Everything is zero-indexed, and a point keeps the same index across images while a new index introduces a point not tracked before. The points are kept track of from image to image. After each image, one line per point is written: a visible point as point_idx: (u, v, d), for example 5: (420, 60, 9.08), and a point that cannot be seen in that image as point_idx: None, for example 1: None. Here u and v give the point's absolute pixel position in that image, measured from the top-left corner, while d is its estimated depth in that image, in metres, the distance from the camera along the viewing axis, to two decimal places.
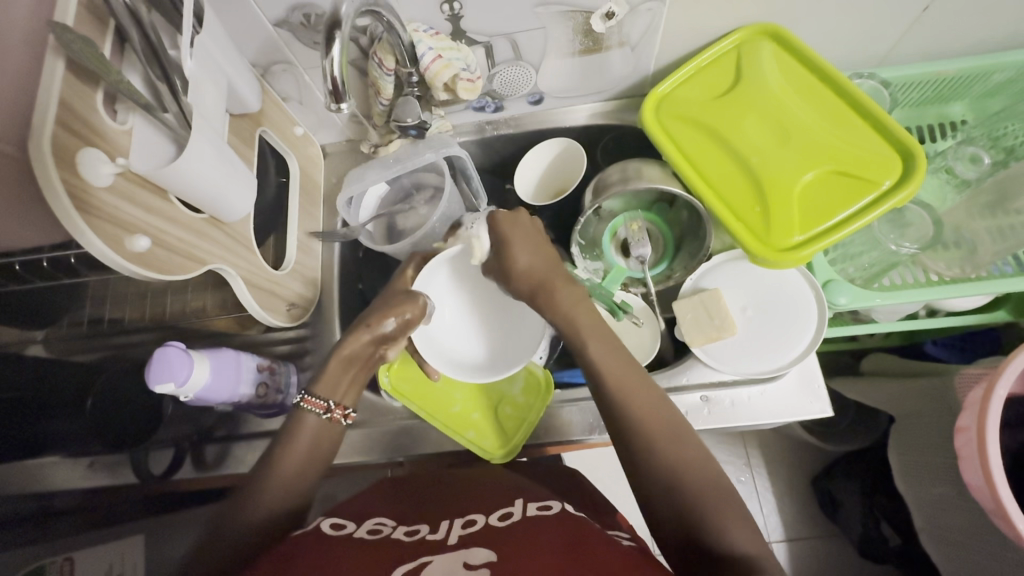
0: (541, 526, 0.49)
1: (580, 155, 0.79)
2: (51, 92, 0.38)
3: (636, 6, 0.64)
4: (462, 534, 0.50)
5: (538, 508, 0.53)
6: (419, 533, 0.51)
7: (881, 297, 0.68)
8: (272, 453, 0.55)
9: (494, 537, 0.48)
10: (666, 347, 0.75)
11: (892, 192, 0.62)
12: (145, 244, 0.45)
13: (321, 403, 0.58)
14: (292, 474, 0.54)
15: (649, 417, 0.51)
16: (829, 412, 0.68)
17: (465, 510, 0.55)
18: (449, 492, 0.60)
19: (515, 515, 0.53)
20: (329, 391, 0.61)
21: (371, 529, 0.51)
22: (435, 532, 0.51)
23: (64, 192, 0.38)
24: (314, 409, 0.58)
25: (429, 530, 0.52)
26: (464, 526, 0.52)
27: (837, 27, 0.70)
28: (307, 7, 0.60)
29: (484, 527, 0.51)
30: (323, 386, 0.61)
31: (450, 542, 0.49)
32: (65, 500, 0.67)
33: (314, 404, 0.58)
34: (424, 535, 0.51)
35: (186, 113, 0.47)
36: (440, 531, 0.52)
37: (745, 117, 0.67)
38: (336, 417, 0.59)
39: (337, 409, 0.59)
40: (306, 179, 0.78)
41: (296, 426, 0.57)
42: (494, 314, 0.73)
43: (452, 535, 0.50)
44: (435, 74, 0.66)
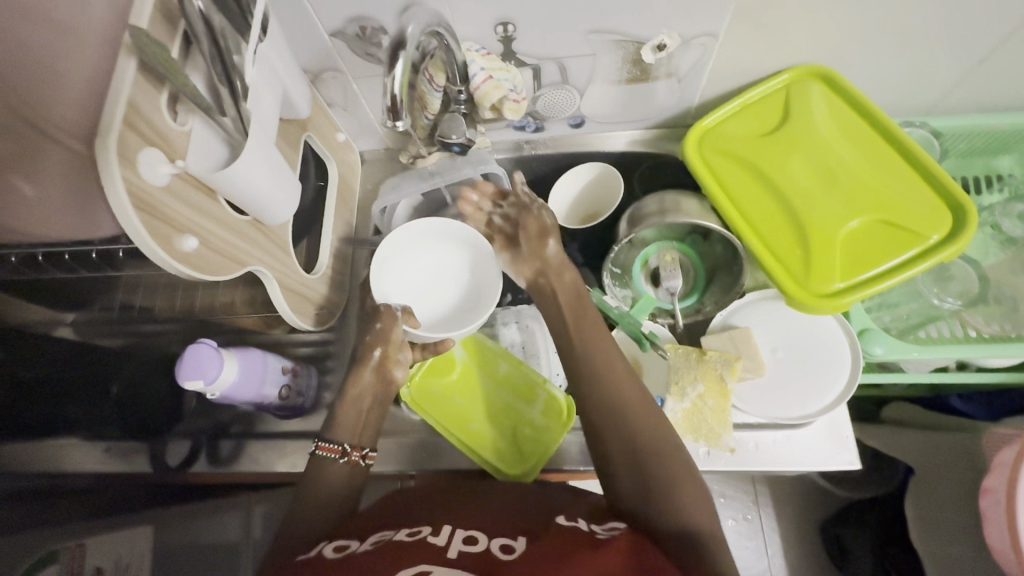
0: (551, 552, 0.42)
1: (616, 181, 0.79)
2: (122, 92, 0.39)
3: (688, 39, 0.64)
4: (463, 549, 0.44)
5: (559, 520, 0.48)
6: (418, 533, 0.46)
7: (917, 350, 0.66)
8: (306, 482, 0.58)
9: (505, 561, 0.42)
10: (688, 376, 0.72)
11: (940, 247, 0.60)
12: (191, 244, 0.45)
13: (336, 448, 0.60)
14: (326, 490, 0.57)
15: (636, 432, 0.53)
16: (857, 465, 0.65)
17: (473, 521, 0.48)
18: (454, 499, 0.54)
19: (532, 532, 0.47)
20: (348, 432, 0.62)
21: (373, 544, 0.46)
22: (436, 534, 0.46)
23: (124, 191, 0.38)
24: (331, 453, 0.59)
25: (430, 531, 0.46)
26: (467, 539, 0.45)
27: (889, 72, 0.69)
28: (366, 20, 0.61)
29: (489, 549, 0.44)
30: (340, 430, 0.62)
31: (451, 555, 0.43)
32: (77, 480, 0.63)
33: (329, 450, 0.60)
34: (425, 537, 0.45)
35: (244, 119, 0.48)
36: (444, 534, 0.46)
37: (789, 158, 0.67)
38: (354, 459, 0.60)
39: (353, 451, 0.61)
40: (343, 185, 0.79)
41: (320, 469, 0.59)
42: (449, 286, 0.76)
43: (454, 547, 0.44)
44: (485, 94, 0.65)
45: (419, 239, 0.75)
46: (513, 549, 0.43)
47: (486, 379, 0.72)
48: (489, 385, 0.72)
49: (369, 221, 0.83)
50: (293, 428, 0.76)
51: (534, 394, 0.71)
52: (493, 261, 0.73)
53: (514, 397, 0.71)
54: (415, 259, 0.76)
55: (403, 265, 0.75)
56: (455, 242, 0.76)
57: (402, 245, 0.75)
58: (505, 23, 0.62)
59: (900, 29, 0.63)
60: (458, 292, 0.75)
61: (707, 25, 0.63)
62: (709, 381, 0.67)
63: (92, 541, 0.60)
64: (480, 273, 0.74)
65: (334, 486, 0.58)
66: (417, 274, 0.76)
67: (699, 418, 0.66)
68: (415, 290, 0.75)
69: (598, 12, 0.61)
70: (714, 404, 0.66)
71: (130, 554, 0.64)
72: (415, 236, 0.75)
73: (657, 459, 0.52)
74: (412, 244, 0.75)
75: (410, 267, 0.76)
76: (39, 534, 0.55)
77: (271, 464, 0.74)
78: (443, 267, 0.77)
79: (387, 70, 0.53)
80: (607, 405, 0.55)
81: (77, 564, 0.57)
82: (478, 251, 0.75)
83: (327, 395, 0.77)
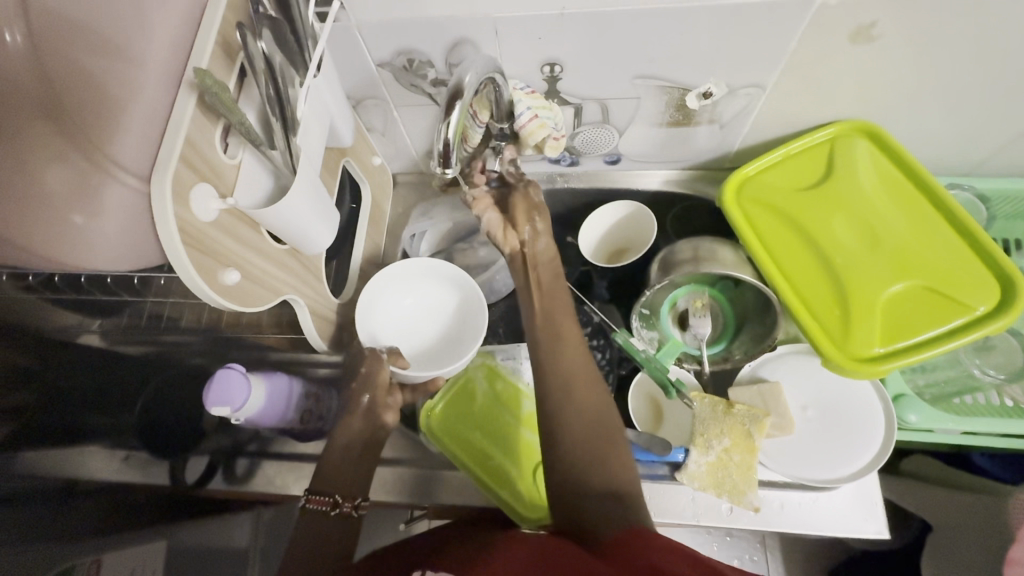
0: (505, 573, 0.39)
1: (650, 221, 0.78)
2: (180, 129, 0.39)
3: (734, 89, 0.64)
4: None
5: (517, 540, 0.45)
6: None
7: (954, 421, 0.64)
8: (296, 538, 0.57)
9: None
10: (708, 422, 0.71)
11: (986, 319, 0.60)
12: (233, 278, 0.45)
13: (327, 500, 0.59)
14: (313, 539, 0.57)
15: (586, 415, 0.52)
16: (885, 533, 0.64)
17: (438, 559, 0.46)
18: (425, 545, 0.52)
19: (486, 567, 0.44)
20: (338, 484, 0.62)
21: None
22: None
23: (176, 229, 0.39)
24: (319, 507, 0.59)
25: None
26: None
27: (937, 132, 0.68)
28: (414, 53, 0.62)
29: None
30: (330, 480, 0.62)
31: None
32: (89, 485, 0.66)
33: (320, 502, 0.59)
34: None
35: (293, 153, 0.48)
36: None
37: (831, 216, 0.67)
38: (346, 512, 0.59)
39: (345, 503, 0.60)
40: (375, 208, 0.79)
41: (312, 524, 0.58)
42: (435, 321, 0.75)
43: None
44: (529, 133, 0.64)
45: (404, 277, 0.75)
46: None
47: (508, 416, 0.71)
48: (510, 423, 0.71)
49: (398, 244, 0.83)
50: (310, 450, 0.74)
51: None
52: (480, 296, 0.73)
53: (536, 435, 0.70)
54: (401, 298, 0.75)
55: (387, 304, 0.74)
56: (438, 278, 0.75)
57: (387, 285, 0.74)
58: (552, 63, 0.62)
59: (952, 91, 0.62)
60: (445, 328, 0.75)
61: (755, 76, 0.62)
62: (735, 436, 0.65)
63: (109, 556, 0.61)
64: (472, 310, 0.73)
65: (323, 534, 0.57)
66: (405, 314, 0.75)
67: (724, 472, 0.64)
68: (403, 330, 0.74)
69: (647, 59, 0.61)
70: (740, 460, 0.64)
71: (143, 568, 0.62)
72: (399, 276, 0.74)
73: (609, 460, 0.50)
74: (394, 283, 0.74)
75: (395, 307, 0.75)
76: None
77: (287, 486, 0.73)
78: (430, 303, 0.76)
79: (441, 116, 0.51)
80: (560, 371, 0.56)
81: None
82: (463, 285, 0.74)
83: None
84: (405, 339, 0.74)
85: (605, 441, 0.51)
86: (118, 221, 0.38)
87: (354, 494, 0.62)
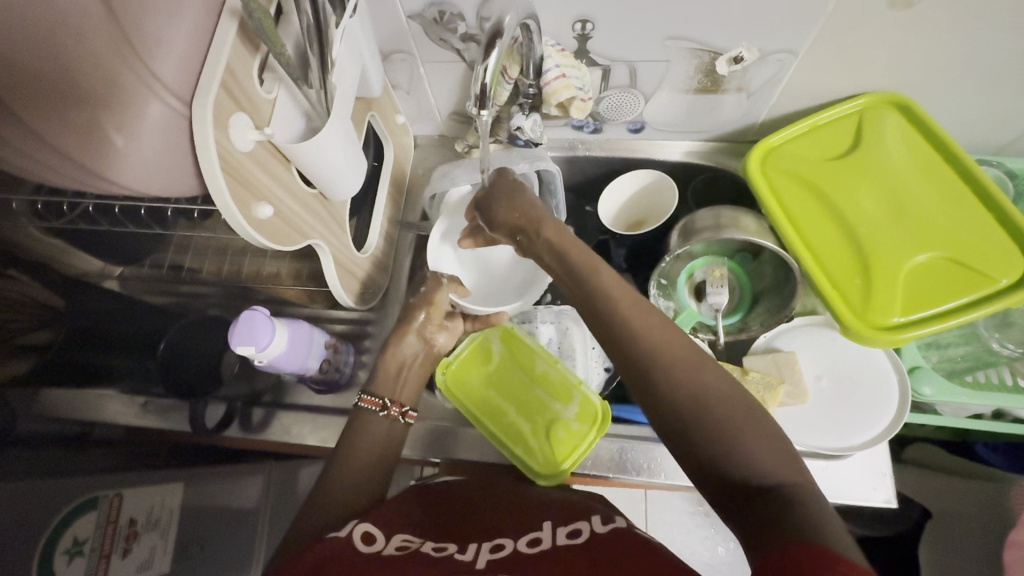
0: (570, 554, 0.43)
1: (671, 188, 0.77)
2: (222, 55, 0.40)
3: (766, 55, 0.63)
4: (490, 559, 0.45)
5: (567, 532, 0.47)
6: (446, 550, 0.47)
7: (967, 395, 0.65)
8: (341, 454, 0.59)
9: (524, 563, 0.43)
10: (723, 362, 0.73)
11: (1008, 291, 0.60)
12: (266, 213, 0.45)
13: (377, 402, 0.63)
14: (361, 460, 0.59)
15: (713, 391, 0.44)
16: (893, 503, 0.64)
17: (495, 530, 0.49)
18: (474, 505, 0.55)
19: (545, 541, 0.46)
20: (387, 391, 0.66)
21: (398, 546, 0.47)
22: (463, 552, 0.46)
23: (215, 155, 0.39)
24: (371, 406, 0.62)
25: (458, 550, 0.47)
26: (491, 549, 0.46)
27: (968, 106, 0.67)
28: (445, 5, 0.61)
29: (512, 552, 0.45)
30: (380, 385, 0.66)
31: (477, 567, 0.44)
32: (106, 432, 0.66)
33: (370, 403, 0.63)
34: (451, 555, 0.46)
35: (328, 92, 0.48)
36: (468, 551, 0.47)
37: (856, 186, 0.67)
38: (393, 415, 0.63)
39: (393, 406, 0.63)
40: (396, 167, 0.78)
41: (362, 422, 0.61)
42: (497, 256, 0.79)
43: (480, 559, 0.45)
44: (553, 92, 0.65)
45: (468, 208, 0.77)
46: (537, 544, 0.46)
47: (521, 376, 0.72)
48: (524, 382, 0.72)
49: (418, 205, 0.83)
50: (325, 404, 0.75)
51: (569, 396, 0.70)
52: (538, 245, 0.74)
53: (549, 396, 0.70)
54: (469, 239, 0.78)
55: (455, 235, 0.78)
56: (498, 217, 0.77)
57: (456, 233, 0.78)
58: (584, 20, 0.62)
59: (990, 64, 0.61)
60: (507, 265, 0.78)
61: (788, 41, 0.61)
62: None
63: (129, 492, 0.60)
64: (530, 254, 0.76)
65: (369, 453, 0.59)
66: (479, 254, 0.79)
67: None
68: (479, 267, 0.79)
69: (680, 19, 0.60)
70: None
71: (161, 509, 0.62)
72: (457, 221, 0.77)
73: (762, 457, 0.41)
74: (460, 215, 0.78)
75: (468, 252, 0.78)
76: (76, 482, 0.56)
77: (303, 436, 0.73)
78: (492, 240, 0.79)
79: (478, 60, 0.52)
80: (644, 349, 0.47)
81: (114, 515, 0.57)
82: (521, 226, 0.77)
83: (362, 374, 0.77)
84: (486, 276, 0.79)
85: (697, 378, 0.45)
86: (160, 144, 0.39)
87: (402, 401, 0.66)
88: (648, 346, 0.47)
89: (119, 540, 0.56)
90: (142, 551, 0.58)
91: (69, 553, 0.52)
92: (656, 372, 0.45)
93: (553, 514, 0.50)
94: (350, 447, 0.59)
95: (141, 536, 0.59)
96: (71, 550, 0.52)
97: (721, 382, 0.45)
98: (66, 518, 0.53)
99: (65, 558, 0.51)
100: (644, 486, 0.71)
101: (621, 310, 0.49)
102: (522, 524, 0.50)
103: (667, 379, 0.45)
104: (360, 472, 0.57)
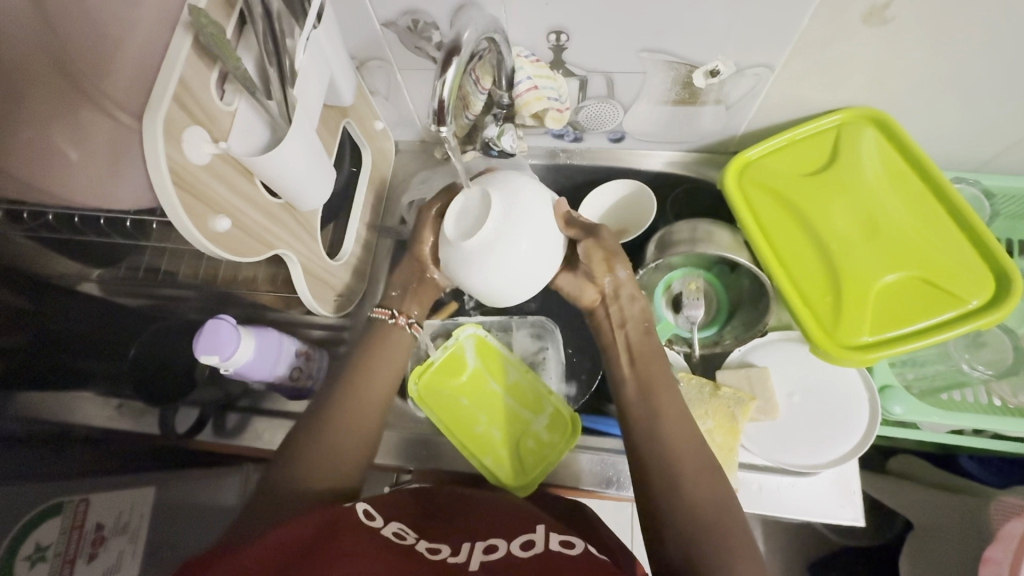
0: (559, 561, 0.43)
1: (650, 199, 0.76)
2: (174, 68, 0.39)
3: (742, 68, 0.63)
4: (483, 560, 0.44)
5: (561, 541, 0.46)
6: (441, 551, 0.45)
7: (940, 414, 0.65)
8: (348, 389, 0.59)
9: (522, 569, 0.43)
10: (696, 367, 0.73)
11: (978, 312, 0.60)
12: (224, 225, 0.45)
13: (387, 310, 0.66)
14: (368, 399, 0.59)
15: (708, 505, 0.48)
16: (861, 521, 0.64)
17: (486, 529, 0.49)
18: (469, 505, 0.54)
19: (538, 545, 0.46)
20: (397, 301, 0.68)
21: (394, 532, 0.46)
22: (457, 554, 0.45)
23: (165, 168, 0.39)
24: (383, 315, 0.66)
25: (451, 552, 0.46)
26: (485, 550, 0.46)
27: (944, 124, 0.67)
28: (418, 13, 0.61)
29: (506, 555, 0.45)
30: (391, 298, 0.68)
31: (471, 569, 0.43)
32: (83, 432, 0.65)
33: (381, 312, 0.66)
34: (446, 556, 0.44)
35: (290, 105, 0.48)
36: (461, 553, 0.46)
37: (833, 203, 0.67)
38: (400, 323, 0.66)
39: (400, 316, 0.66)
40: (375, 173, 0.78)
41: (374, 346, 0.63)
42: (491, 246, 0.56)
43: (473, 560, 0.44)
44: (526, 104, 0.65)
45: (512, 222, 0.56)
46: (531, 547, 0.46)
47: (494, 386, 0.72)
48: (496, 393, 0.71)
49: (398, 211, 0.83)
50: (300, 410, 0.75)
51: (540, 407, 0.70)
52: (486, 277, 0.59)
53: (521, 406, 0.70)
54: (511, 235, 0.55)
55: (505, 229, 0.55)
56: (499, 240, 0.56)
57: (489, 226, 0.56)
58: (558, 31, 0.61)
59: (964, 83, 0.60)
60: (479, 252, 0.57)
61: (765, 55, 0.61)
62: (720, 416, 0.65)
63: (96, 496, 0.60)
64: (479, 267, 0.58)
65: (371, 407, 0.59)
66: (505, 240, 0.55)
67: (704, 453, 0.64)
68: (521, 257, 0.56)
69: (654, 31, 0.59)
70: (722, 441, 0.64)
71: (130, 513, 0.62)
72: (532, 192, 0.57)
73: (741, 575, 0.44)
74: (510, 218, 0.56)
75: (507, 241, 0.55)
76: (37, 489, 0.55)
77: (276, 442, 0.73)
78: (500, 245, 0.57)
79: (440, 73, 0.52)
80: (657, 440, 0.52)
81: (79, 520, 0.57)
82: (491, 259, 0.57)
83: None
84: (484, 278, 0.57)
85: (698, 484, 0.49)
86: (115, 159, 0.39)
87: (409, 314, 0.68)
88: (703, 526, 0.47)
89: (84, 545, 0.57)
90: (109, 556, 0.58)
91: (31, 559, 0.52)
92: (676, 477, 0.50)
93: (547, 520, 0.50)
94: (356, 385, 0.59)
95: (109, 540, 0.59)
96: (33, 556, 0.52)
97: (723, 496, 0.49)
98: (25, 526, 0.53)
99: (25, 563, 0.51)
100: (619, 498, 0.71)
101: (661, 409, 0.54)
102: (514, 523, 0.50)
103: (673, 481, 0.50)
104: (365, 413, 0.58)
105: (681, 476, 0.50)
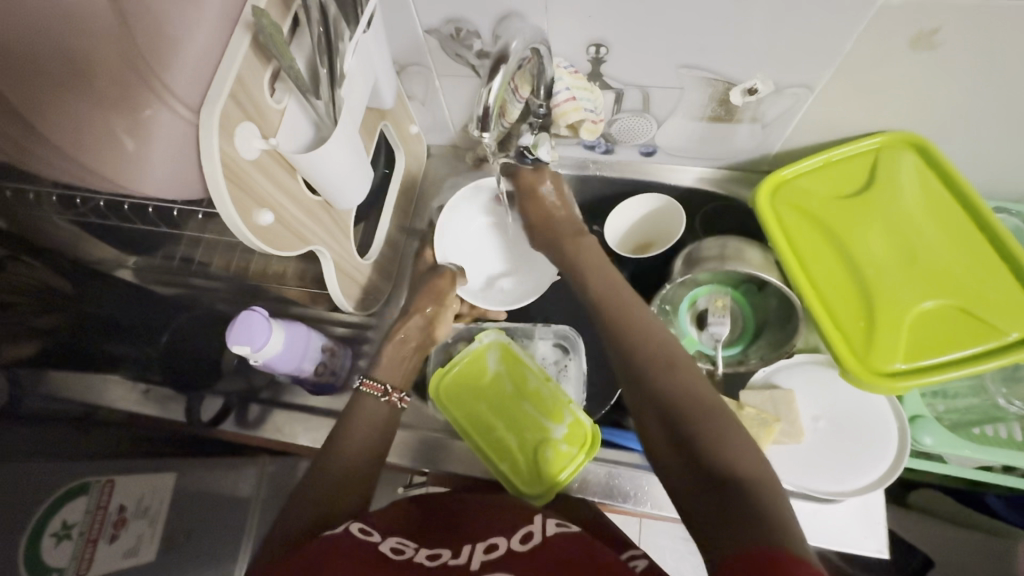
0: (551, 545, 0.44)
1: (679, 214, 0.76)
2: (232, 66, 0.41)
3: (781, 88, 0.63)
4: (484, 560, 0.44)
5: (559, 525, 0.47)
6: (440, 557, 0.45)
7: (972, 448, 0.63)
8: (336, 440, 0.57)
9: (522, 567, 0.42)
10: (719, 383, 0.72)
11: (1017, 346, 0.59)
12: (267, 219, 0.47)
13: (379, 387, 0.62)
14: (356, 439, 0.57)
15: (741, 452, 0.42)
16: (884, 553, 0.62)
17: (484, 529, 0.49)
18: (462, 517, 0.53)
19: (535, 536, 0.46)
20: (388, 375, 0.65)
21: (393, 548, 0.46)
22: (457, 557, 0.45)
23: (219, 164, 0.40)
24: (372, 390, 0.61)
25: (451, 555, 0.46)
26: (486, 550, 0.45)
27: (987, 153, 0.66)
28: (462, 21, 0.62)
29: (506, 552, 0.44)
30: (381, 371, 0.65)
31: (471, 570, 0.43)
32: (110, 415, 0.68)
33: (372, 387, 0.61)
34: (446, 562, 0.44)
35: (337, 105, 0.49)
36: (462, 555, 0.46)
37: (867, 226, 0.66)
38: (393, 400, 0.62)
39: (394, 393, 0.62)
40: (407, 176, 0.79)
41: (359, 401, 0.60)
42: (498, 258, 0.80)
43: (474, 561, 0.44)
44: (563, 113, 0.66)
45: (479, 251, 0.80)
46: (530, 539, 0.45)
47: (511, 391, 0.72)
48: (514, 398, 0.71)
49: (426, 212, 0.84)
50: (320, 405, 0.75)
51: (559, 415, 0.69)
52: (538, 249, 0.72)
53: (539, 413, 0.70)
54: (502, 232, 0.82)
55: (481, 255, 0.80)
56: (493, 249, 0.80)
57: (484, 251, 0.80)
58: (598, 45, 0.61)
59: (1010, 111, 0.59)
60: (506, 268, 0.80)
61: (804, 77, 0.61)
62: None
63: (120, 479, 0.60)
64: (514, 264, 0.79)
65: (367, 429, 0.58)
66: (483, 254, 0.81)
67: None
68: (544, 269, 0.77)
69: (695, 49, 0.60)
70: None
71: (151, 497, 0.63)
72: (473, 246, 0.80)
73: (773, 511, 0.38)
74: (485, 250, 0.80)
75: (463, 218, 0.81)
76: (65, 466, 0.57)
77: (295, 435, 0.74)
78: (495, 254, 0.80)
79: (483, 81, 0.53)
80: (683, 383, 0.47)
81: (104, 500, 0.58)
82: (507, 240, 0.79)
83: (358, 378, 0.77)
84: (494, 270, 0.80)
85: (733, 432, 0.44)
86: (171, 148, 0.41)
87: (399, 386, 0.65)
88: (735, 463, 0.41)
89: (106, 526, 0.57)
90: (129, 537, 0.59)
91: (56, 536, 0.52)
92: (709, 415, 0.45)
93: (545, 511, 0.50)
94: (343, 439, 0.56)
95: (129, 523, 0.59)
96: (59, 533, 0.53)
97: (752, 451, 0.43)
98: (57, 501, 0.53)
99: (52, 540, 0.52)
100: (634, 513, 0.70)
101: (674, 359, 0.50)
102: (512, 520, 0.49)
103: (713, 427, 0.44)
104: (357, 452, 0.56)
105: (697, 414, 0.45)
